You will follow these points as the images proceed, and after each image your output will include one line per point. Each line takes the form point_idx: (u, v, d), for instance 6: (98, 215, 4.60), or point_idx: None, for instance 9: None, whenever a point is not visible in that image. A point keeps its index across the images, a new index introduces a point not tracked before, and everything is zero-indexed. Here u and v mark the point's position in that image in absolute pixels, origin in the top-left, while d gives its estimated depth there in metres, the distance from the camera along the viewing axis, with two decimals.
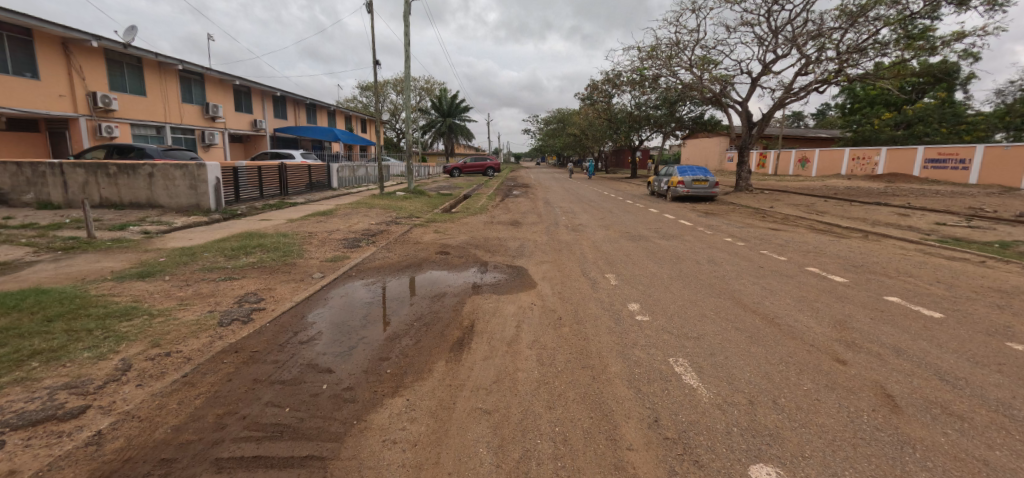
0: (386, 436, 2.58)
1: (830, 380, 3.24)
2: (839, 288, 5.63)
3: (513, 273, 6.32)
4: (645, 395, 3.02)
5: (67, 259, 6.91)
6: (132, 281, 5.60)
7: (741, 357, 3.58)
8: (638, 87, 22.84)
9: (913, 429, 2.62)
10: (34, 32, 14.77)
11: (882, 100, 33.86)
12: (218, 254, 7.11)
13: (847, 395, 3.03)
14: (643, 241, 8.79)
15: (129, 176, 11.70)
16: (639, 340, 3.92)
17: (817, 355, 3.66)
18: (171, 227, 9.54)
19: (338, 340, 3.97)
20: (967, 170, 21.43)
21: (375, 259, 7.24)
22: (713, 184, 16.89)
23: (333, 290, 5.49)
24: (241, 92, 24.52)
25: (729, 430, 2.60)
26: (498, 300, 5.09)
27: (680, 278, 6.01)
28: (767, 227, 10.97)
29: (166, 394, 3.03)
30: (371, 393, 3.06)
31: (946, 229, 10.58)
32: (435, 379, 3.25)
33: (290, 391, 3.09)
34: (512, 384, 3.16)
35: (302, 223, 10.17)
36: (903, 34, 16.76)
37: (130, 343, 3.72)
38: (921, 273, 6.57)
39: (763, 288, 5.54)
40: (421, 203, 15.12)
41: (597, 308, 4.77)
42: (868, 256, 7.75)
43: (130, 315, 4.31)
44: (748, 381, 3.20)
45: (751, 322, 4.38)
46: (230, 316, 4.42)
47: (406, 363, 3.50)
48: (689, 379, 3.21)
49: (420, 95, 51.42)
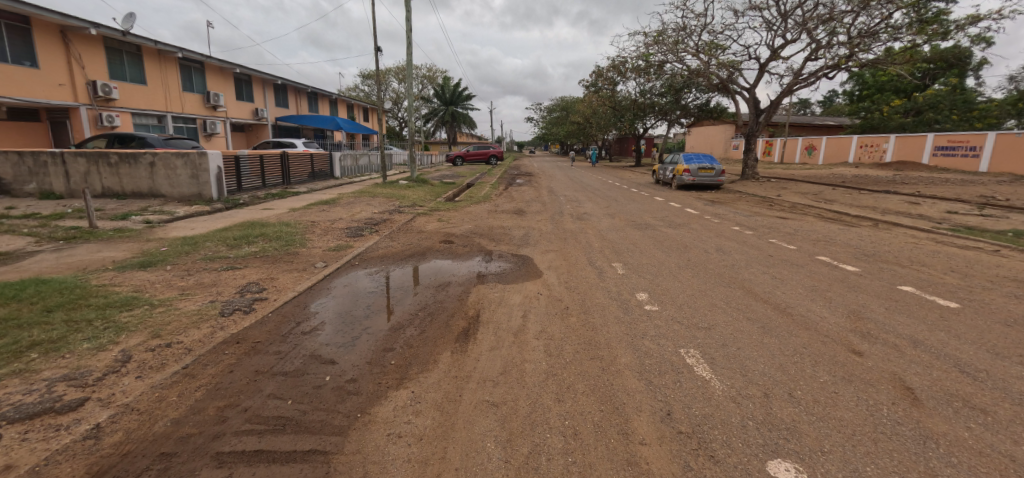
0: (392, 429, 2.51)
1: (847, 371, 3.15)
2: (851, 277, 5.51)
3: (519, 263, 6.22)
4: (657, 387, 2.93)
5: (69, 249, 6.87)
6: (133, 271, 5.53)
7: (753, 349, 3.48)
8: (643, 74, 22.45)
9: (934, 423, 2.53)
10: (32, 20, 14.60)
11: (891, 86, 33.23)
12: (221, 243, 7.04)
13: (864, 388, 2.93)
14: (649, 230, 8.66)
15: (130, 166, 11.63)
16: (649, 331, 3.83)
17: (832, 345, 3.56)
18: (172, 217, 9.44)
19: (342, 331, 3.90)
20: (977, 157, 21.08)
21: (378, 248, 7.15)
22: (719, 172, 16.64)
23: (336, 280, 5.42)
24: (241, 80, 24.28)
25: (745, 424, 2.51)
26: (504, 290, 5.00)
27: (689, 268, 5.87)
28: (776, 216, 10.82)
29: (166, 387, 2.97)
30: (375, 386, 2.98)
31: (957, 218, 10.39)
32: (440, 370, 3.18)
33: (293, 384, 3.02)
34: (520, 376, 3.09)
35: (305, 212, 10.08)
36: (916, 18, 16.34)
37: (130, 334, 3.64)
38: (935, 262, 6.45)
39: (773, 278, 5.42)
40: (424, 191, 14.98)
41: (604, 298, 4.69)
42: (880, 245, 7.59)
43: (130, 305, 4.25)
44: (762, 373, 3.10)
45: (763, 312, 4.29)
46: (232, 306, 4.34)
47: (412, 354, 3.43)
48: (701, 371, 3.13)
49: (423, 83, 50.88)
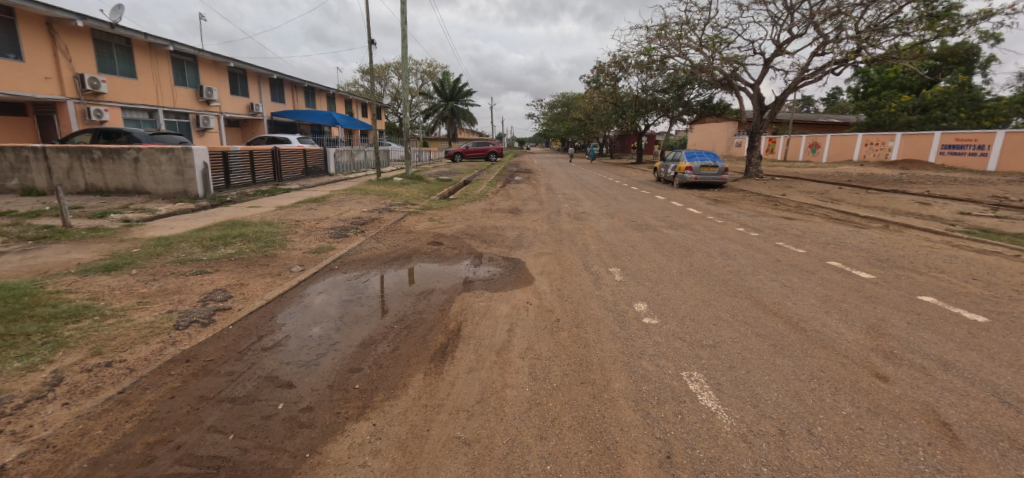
0: (341, 475, 2.13)
1: (872, 402, 2.78)
2: (867, 286, 5.11)
3: (509, 267, 5.85)
4: (655, 421, 2.55)
5: (36, 249, 6.49)
6: (95, 275, 5.15)
7: (764, 372, 3.10)
8: (645, 69, 21.95)
9: (980, 470, 2.15)
10: (16, 11, 14.14)
11: (898, 83, 32.74)
12: (196, 244, 6.67)
13: (894, 423, 2.56)
14: (650, 231, 8.27)
15: (114, 161, 11.24)
16: (647, 349, 3.44)
17: (852, 367, 3.20)
18: (153, 215, 9.03)
19: (306, 347, 3.51)
20: (985, 156, 20.73)
21: (362, 250, 6.76)
22: (722, 171, 16.20)
23: (310, 286, 5.03)
24: (236, 74, 23.88)
25: (758, 472, 2.13)
26: (491, 299, 4.61)
27: (691, 274, 5.48)
28: (781, 215, 10.45)
29: (93, 417, 2.58)
30: (331, 417, 2.60)
31: (971, 219, 9.99)
32: (409, 398, 2.79)
33: (239, 413, 2.63)
34: (499, 405, 2.71)
35: (291, 210, 9.74)
36: (926, 12, 15.86)
37: (68, 351, 3.23)
38: (953, 268, 6.04)
39: (783, 286, 5.03)
40: (418, 189, 14.58)
41: (599, 309, 4.28)
42: (893, 249, 7.19)
43: (78, 316, 3.83)
44: (776, 403, 2.72)
45: (774, 327, 3.88)
46: (189, 318, 3.94)
47: (380, 376, 3.05)
48: (707, 401, 2.74)
49: (422, 79, 50.40)
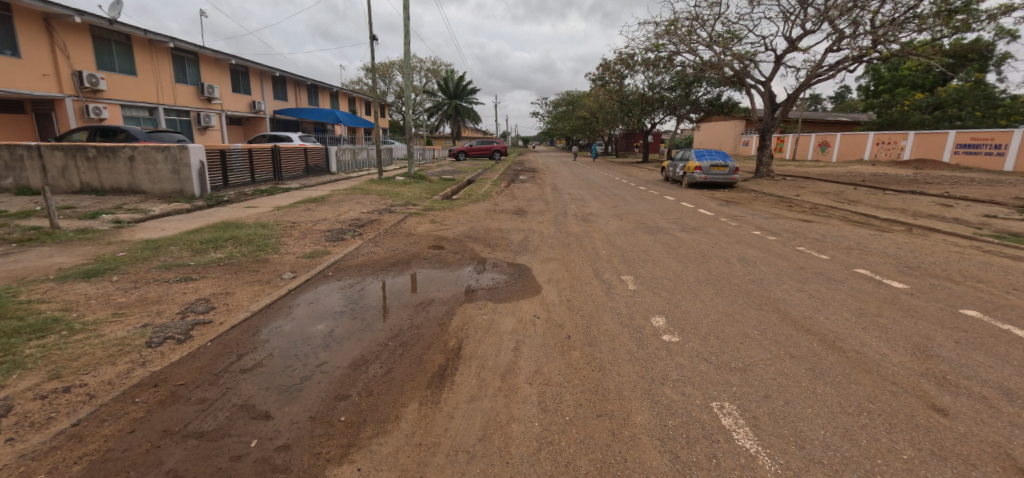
0: None
1: (935, 442, 2.39)
2: (902, 298, 4.72)
3: (515, 274, 5.48)
4: (685, 466, 2.19)
5: (19, 252, 6.18)
6: (73, 282, 4.82)
7: (806, 404, 2.72)
8: (653, 66, 21.49)
9: None
10: (13, 7, 13.89)
11: (909, 81, 32.14)
12: (185, 247, 6.34)
13: (965, 471, 2.16)
14: (662, 234, 7.87)
15: (108, 159, 10.96)
16: (670, 373, 3.07)
17: (904, 398, 2.82)
18: (145, 216, 8.73)
19: (289, 369, 3.17)
20: (1002, 155, 20.05)
21: (359, 255, 6.42)
22: (733, 170, 15.72)
23: (301, 296, 4.69)
24: (237, 72, 23.61)
25: None
26: (494, 312, 4.25)
27: (711, 283, 5.10)
28: (797, 218, 10.02)
29: (37, 457, 2.23)
30: (310, 459, 2.24)
31: (997, 222, 9.55)
32: (401, 434, 2.44)
33: (204, 453, 2.28)
34: (503, 445, 2.35)
35: (289, 211, 9.43)
36: (944, 7, 15.32)
37: (22, 375, 2.88)
38: (991, 277, 5.62)
39: (812, 298, 4.63)
40: (420, 188, 14.23)
41: (613, 325, 3.89)
42: (922, 255, 6.76)
43: (43, 332, 3.49)
44: (824, 445, 2.35)
45: (808, 347, 3.50)
46: (164, 334, 3.60)
47: (369, 406, 2.71)
48: (745, 441, 2.37)
49: (427, 77, 50.05)
